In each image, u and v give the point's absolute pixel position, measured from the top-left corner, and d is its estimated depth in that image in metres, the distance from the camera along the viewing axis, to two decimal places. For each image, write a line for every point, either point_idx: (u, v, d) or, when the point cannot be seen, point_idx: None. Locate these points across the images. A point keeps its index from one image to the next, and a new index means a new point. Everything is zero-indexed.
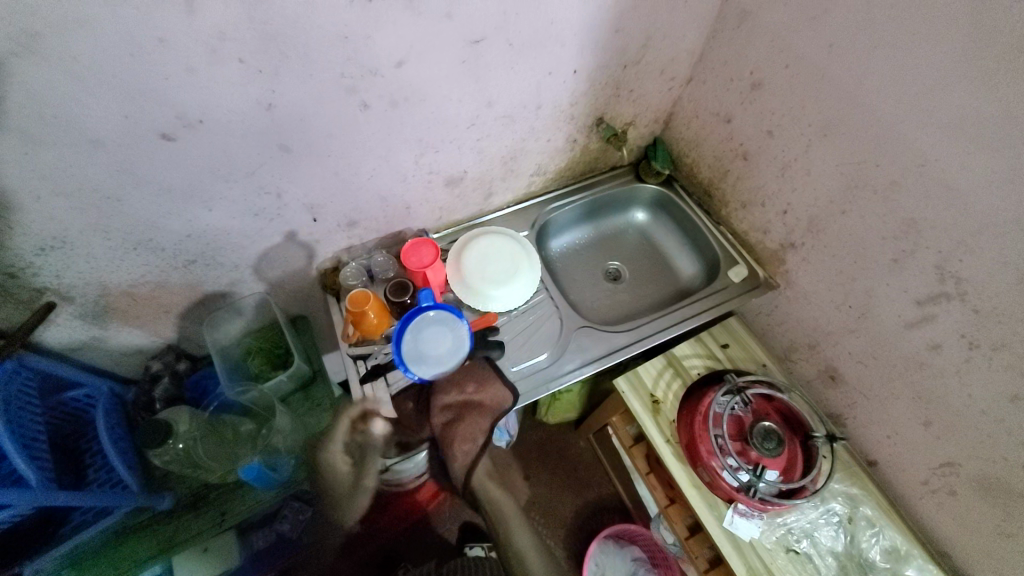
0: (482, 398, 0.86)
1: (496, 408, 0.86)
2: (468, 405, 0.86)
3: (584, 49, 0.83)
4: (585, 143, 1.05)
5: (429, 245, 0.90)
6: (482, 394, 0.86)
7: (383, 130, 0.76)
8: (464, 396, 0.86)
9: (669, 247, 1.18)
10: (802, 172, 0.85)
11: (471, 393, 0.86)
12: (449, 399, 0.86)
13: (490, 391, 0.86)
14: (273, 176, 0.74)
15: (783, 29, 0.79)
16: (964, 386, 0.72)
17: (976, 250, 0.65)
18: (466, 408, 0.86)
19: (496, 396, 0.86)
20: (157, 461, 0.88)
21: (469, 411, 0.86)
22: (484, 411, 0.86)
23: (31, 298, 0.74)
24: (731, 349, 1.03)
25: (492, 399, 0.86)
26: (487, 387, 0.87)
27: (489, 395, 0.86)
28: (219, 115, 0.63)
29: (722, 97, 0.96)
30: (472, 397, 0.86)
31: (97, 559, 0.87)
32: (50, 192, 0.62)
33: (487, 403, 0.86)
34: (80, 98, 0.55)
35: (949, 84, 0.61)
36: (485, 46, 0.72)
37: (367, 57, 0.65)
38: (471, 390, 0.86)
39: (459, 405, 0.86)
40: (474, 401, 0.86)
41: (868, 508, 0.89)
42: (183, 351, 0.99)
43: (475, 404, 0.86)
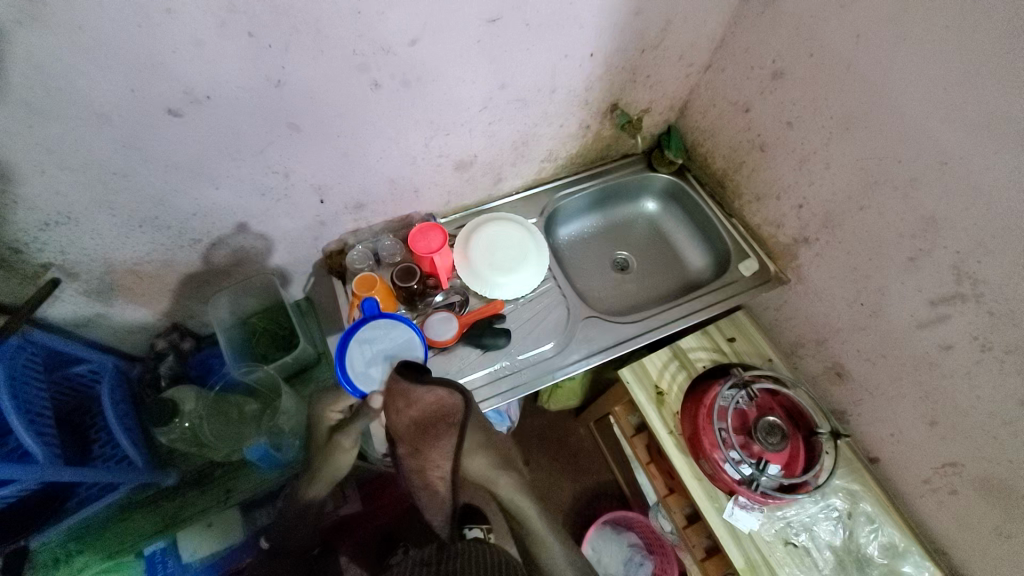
0: (427, 410, 0.74)
1: (450, 411, 0.74)
2: (419, 425, 0.73)
3: (601, 30, 0.80)
4: (597, 129, 1.03)
5: (438, 229, 0.89)
6: (423, 407, 0.74)
7: (394, 110, 0.74)
8: (410, 415, 0.73)
9: (679, 237, 1.17)
10: (820, 166, 0.83)
11: (410, 412, 0.73)
12: (397, 425, 0.74)
13: (429, 398, 0.74)
14: (282, 155, 0.73)
15: (809, 16, 0.76)
16: (973, 388, 0.71)
17: (996, 252, 0.63)
18: (422, 429, 0.74)
19: (437, 400, 0.74)
20: (164, 439, 0.92)
21: (422, 424, 0.74)
22: (442, 419, 0.74)
23: (36, 273, 0.73)
24: (737, 343, 1.02)
25: (438, 402, 0.74)
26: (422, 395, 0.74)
27: (434, 402, 0.74)
28: (227, 92, 0.61)
29: (742, 85, 0.93)
30: (417, 407, 0.74)
31: (101, 532, 0.90)
32: (55, 166, 0.61)
33: (435, 412, 0.74)
34: (86, 71, 0.53)
35: (979, 81, 0.59)
36: (501, 25, 0.70)
37: (379, 34, 0.63)
38: (413, 407, 0.74)
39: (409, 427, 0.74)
40: (423, 415, 0.74)
41: (867, 504, 0.90)
42: (188, 330, 0.99)
43: (427, 421, 0.74)
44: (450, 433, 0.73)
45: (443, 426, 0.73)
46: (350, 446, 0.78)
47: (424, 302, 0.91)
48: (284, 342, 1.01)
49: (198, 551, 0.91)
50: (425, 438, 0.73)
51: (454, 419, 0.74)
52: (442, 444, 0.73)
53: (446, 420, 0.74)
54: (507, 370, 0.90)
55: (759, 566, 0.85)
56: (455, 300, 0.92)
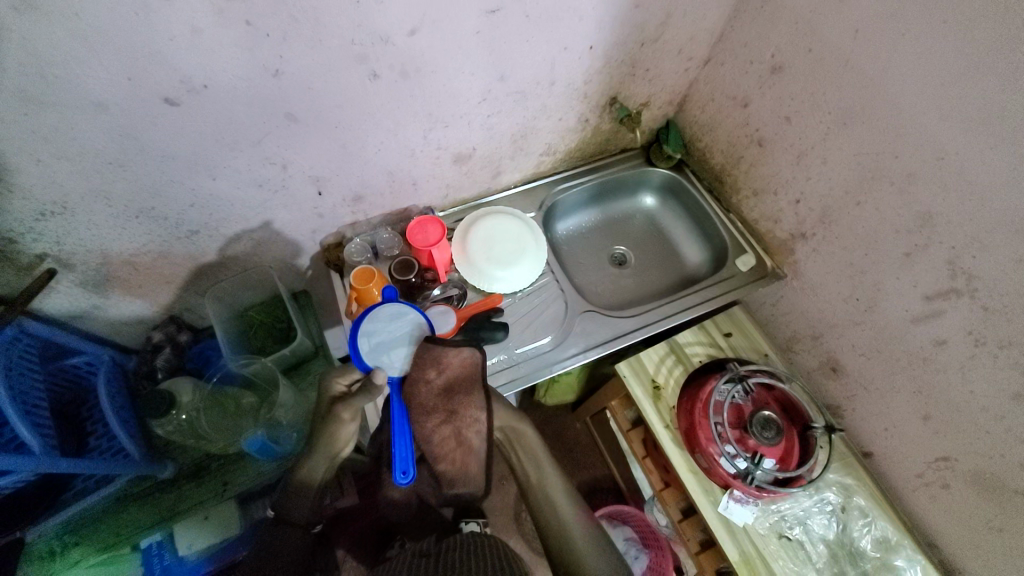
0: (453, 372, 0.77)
1: (475, 369, 0.78)
2: (449, 389, 0.76)
3: (601, 23, 0.80)
4: (596, 124, 1.03)
5: (436, 222, 0.89)
6: (451, 369, 0.76)
7: (392, 102, 0.74)
8: (439, 381, 0.75)
9: (676, 233, 1.17)
10: (818, 161, 0.84)
11: (440, 378, 0.75)
12: (426, 395, 0.74)
13: (457, 360, 0.77)
14: (279, 146, 0.72)
15: (808, 11, 0.76)
16: (967, 383, 0.72)
17: (990, 248, 0.64)
18: (451, 392, 0.76)
19: (463, 361, 0.78)
20: (160, 431, 0.90)
21: (451, 387, 0.76)
22: (469, 378, 0.78)
23: (32, 264, 0.73)
24: (733, 338, 1.03)
25: (464, 365, 0.78)
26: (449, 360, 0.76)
27: (460, 363, 0.77)
28: (225, 81, 0.61)
29: (740, 80, 0.93)
30: (446, 370, 0.76)
31: (96, 524, 0.90)
32: (50, 155, 0.60)
33: (463, 371, 0.77)
34: (83, 59, 0.53)
35: (977, 76, 0.59)
36: (501, 16, 0.70)
37: (378, 24, 0.63)
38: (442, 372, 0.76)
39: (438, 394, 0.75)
40: (452, 378, 0.76)
41: (860, 498, 0.91)
42: (184, 322, 0.98)
43: (454, 382, 0.76)
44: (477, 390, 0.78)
45: (469, 385, 0.77)
46: (348, 419, 0.75)
47: (422, 296, 0.90)
48: (280, 334, 1.01)
49: (193, 545, 0.90)
50: (455, 399, 0.76)
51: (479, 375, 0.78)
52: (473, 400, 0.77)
53: (472, 380, 0.78)
54: (504, 364, 0.90)
55: (753, 559, 0.86)
56: (453, 293, 0.91)
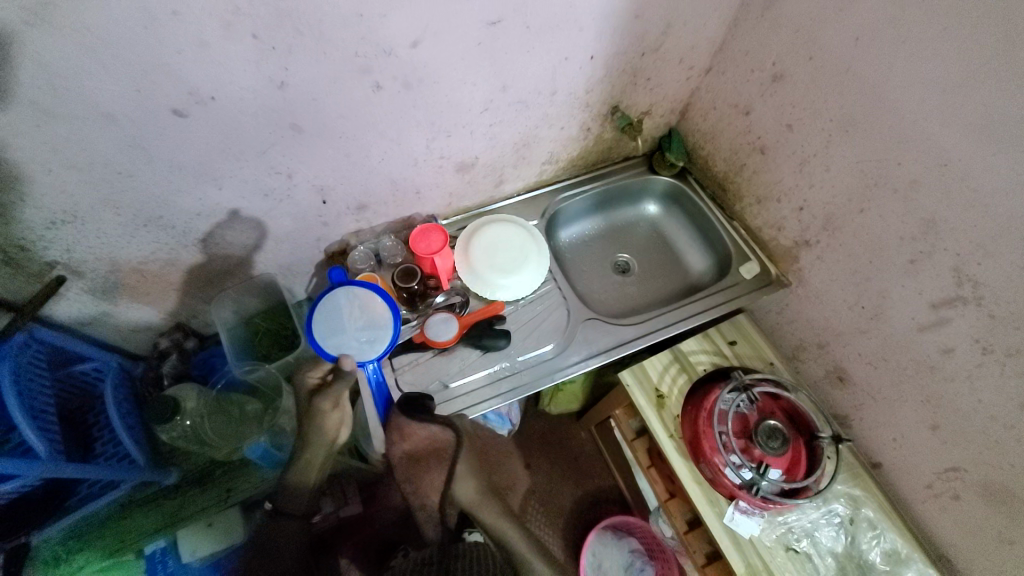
0: (421, 442, 0.82)
1: (442, 445, 0.81)
2: (415, 455, 0.82)
3: (601, 34, 0.81)
4: (598, 132, 1.04)
5: (439, 231, 0.90)
6: (417, 440, 0.82)
7: (395, 112, 0.75)
8: (404, 446, 0.82)
9: (680, 240, 1.17)
10: (820, 169, 0.84)
11: (403, 444, 0.82)
12: (395, 454, 0.83)
13: (423, 432, 0.82)
14: (284, 156, 0.73)
15: (809, 19, 0.77)
16: (976, 392, 0.70)
17: (996, 255, 0.63)
18: (416, 459, 0.82)
19: (432, 437, 0.82)
20: (165, 437, 0.92)
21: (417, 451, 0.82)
22: (432, 450, 0.82)
23: (42, 271, 0.74)
24: (738, 346, 1.02)
25: (431, 438, 0.82)
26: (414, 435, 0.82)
27: (426, 436, 0.82)
28: (231, 92, 0.62)
29: (741, 89, 0.94)
30: (414, 438, 0.82)
31: (101, 529, 0.90)
32: (61, 165, 0.62)
33: (428, 444, 0.82)
34: (94, 71, 0.54)
35: (978, 82, 0.59)
36: (501, 28, 0.71)
37: (381, 36, 0.64)
38: (410, 436, 0.82)
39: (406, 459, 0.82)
40: (416, 446, 0.82)
41: (869, 510, 0.89)
42: (191, 329, 0.99)
43: (420, 447, 0.82)
44: (441, 462, 0.81)
45: (434, 460, 0.82)
46: (328, 409, 0.81)
47: (425, 303, 0.91)
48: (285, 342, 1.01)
49: (197, 551, 0.92)
50: (418, 467, 0.81)
51: (444, 453, 0.81)
52: (433, 474, 0.81)
53: (438, 453, 0.81)
54: (506, 372, 0.90)
55: (759, 571, 0.84)
56: (455, 301, 0.92)
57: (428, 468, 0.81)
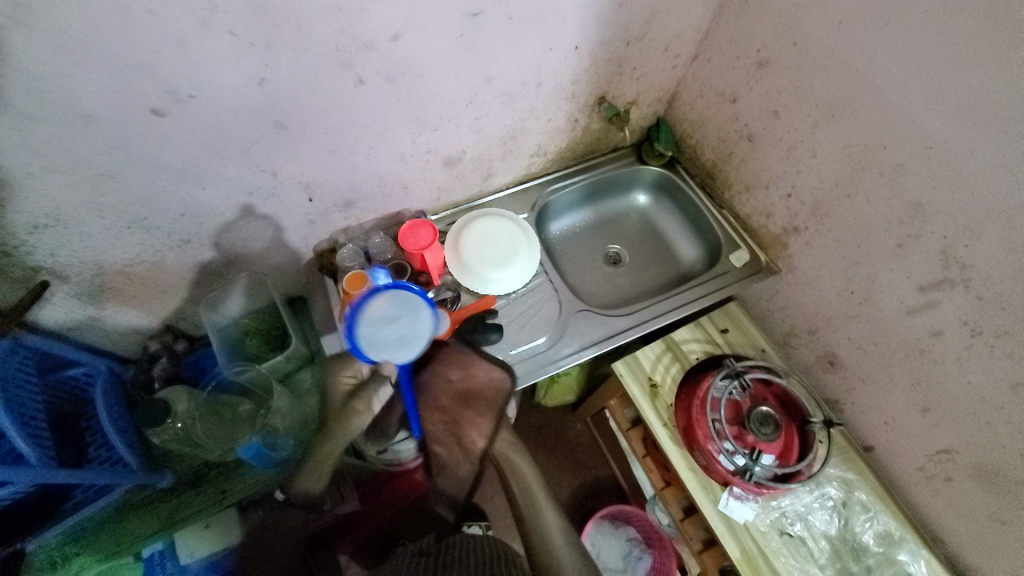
0: (480, 387, 0.90)
1: (496, 394, 0.90)
2: (465, 394, 0.91)
3: (585, 24, 0.80)
4: (586, 123, 1.03)
5: (428, 226, 0.89)
6: (473, 380, 0.90)
7: (378, 106, 0.74)
8: (458, 386, 0.91)
9: (671, 229, 1.17)
10: (807, 154, 0.83)
11: (462, 381, 0.91)
12: (444, 393, 0.91)
13: (483, 376, 0.90)
14: (268, 154, 0.73)
15: (793, 4, 0.76)
16: (964, 373, 0.71)
17: (983, 236, 0.63)
18: (466, 398, 0.91)
19: (491, 381, 0.90)
20: (158, 440, 0.91)
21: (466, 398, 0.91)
22: (484, 399, 0.90)
23: (26, 276, 0.73)
24: (730, 334, 1.02)
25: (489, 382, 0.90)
26: (478, 372, 0.90)
27: (486, 379, 0.90)
28: (211, 91, 0.61)
29: (728, 76, 0.93)
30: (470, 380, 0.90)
31: (98, 533, 0.90)
32: (40, 168, 0.61)
33: (482, 390, 0.90)
34: (69, 71, 0.53)
35: (962, 64, 0.59)
36: (483, 19, 0.70)
37: (361, 30, 0.63)
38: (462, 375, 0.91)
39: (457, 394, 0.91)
40: (470, 388, 0.91)
41: (862, 493, 0.90)
42: (181, 331, 0.99)
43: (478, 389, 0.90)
44: (488, 412, 0.90)
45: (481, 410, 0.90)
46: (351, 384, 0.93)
47: None
48: (277, 341, 1.00)
49: (196, 552, 0.92)
50: (466, 410, 0.91)
51: (496, 402, 0.89)
52: (479, 421, 0.90)
53: (490, 402, 0.90)
54: (499, 365, 0.90)
55: (754, 556, 0.85)
56: (446, 296, 0.90)
57: (478, 416, 0.90)
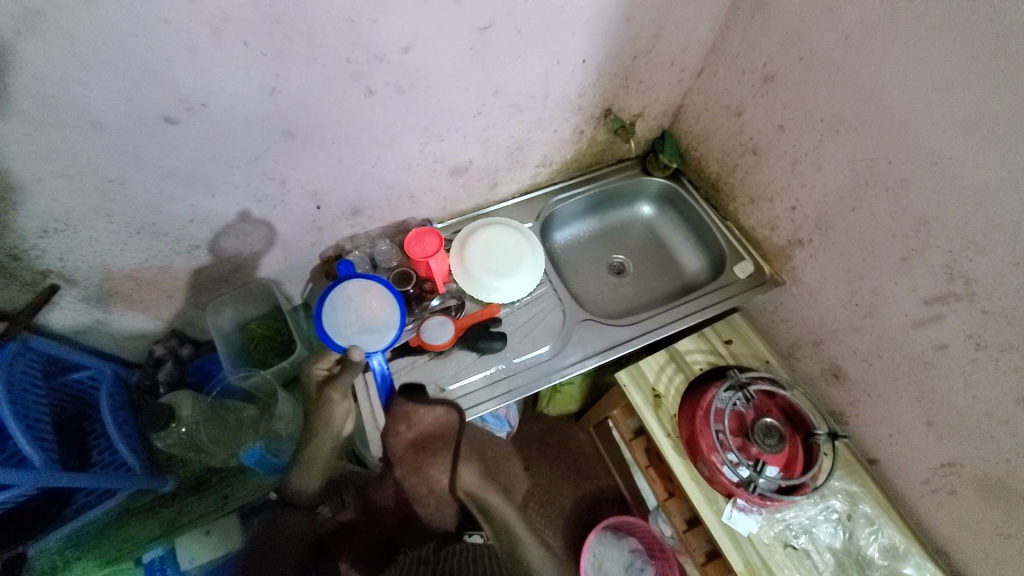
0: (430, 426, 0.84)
1: (448, 430, 0.84)
2: (419, 444, 0.84)
3: (592, 37, 0.81)
4: (592, 134, 1.04)
5: (434, 234, 0.90)
6: (423, 426, 0.84)
7: (387, 116, 0.75)
8: (410, 434, 0.84)
9: (674, 240, 1.17)
10: (812, 168, 0.84)
11: (410, 432, 0.83)
12: (398, 449, 0.83)
13: (429, 418, 0.84)
14: (279, 162, 0.74)
15: (798, 21, 0.77)
16: (970, 387, 0.71)
17: (987, 251, 0.64)
18: (420, 448, 0.84)
19: (440, 418, 0.84)
20: (161, 445, 0.91)
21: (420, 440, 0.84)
22: (438, 439, 0.84)
23: (35, 280, 0.74)
24: (734, 345, 1.02)
25: (438, 421, 0.84)
26: (422, 417, 0.84)
27: (433, 422, 0.84)
28: (223, 100, 0.62)
29: (733, 90, 0.94)
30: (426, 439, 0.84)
31: (97, 538, 0.90)
32: (52, 173, 0.62)
33: (434, 431, 0.84)
34: (84, 79, 0.54)
35: (967, 80, 0.60)
36: (492, 33, 0.71)
37: (373, 42, 0.64)
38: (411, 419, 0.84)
39: (409, 446, 0.83)
40: (422, 434, 0.84)
41: (867, 506, 0.89)
42: (186, 336, 0.99)
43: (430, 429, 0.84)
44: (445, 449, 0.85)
45: (439, 446, 0.84)
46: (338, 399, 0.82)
47: (421, 306, 0.92)
48: (281, 346, 1.01)
49: (195, 560, 0.89)
50: (424, 455, 0.84)
51: (449, 438, 0.84)
52: (439, 461, 0.85)
53: (444, 439, 0.84)
54: (503, 373, 0.90)
55: (758, 569, 0.84)
56: (451, 304, 0.94)
57: (435, 457, 0.84)
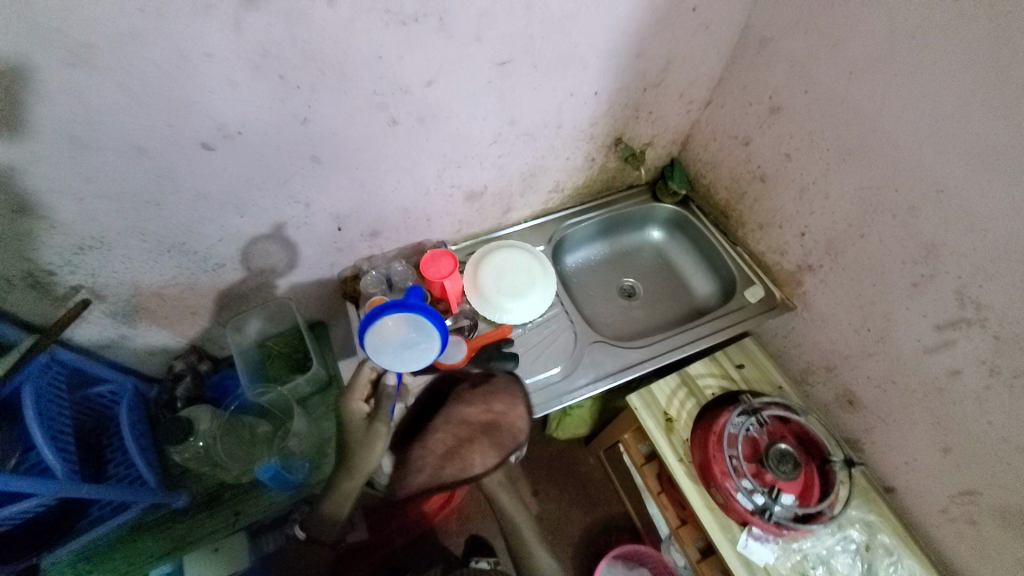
0: (506, 421, 0.92)
1: (511, 434, 0.93)
2: (490, 424, 0.93)
3: (605, 71, 0.85)
4: (603, 162, 1.07)
5: (448, 256, 0.93)
6: (504, 419, 0.92)
7: (409, 144, 0.79)
8: (488, 416, 0.93)
9: (684, 265, 1.19)
10: (820, 195, 0.86)
11: (496, 413, 0.92)
12: (473, 415, 0.93)
13: (512, 417, 0.92)
14: (305, 186, 0.77)
15: (802, 56, 0.81)
16: (985, 414, 0.70)
17: (996, 277, 0.64)
18: (488, 428, 0.94)
19: (515, 422, 0.92)
20: (178, 458, 0.93)
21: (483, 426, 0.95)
22: (499, 439, 0.94)
23: (67, 294, 0.77)
24: (745, 369, 1.03)
25: (512, 426, 0.92)
26: (507, 412, 0.92)
27: (508, 420, 0.92)
28: (257, 128, 0.66)
29: (740, 120, 0.97)
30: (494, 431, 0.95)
31: (109, 554, 0.88)
32: (93, 194, 0.66)
33: (506, 429, 0.93)
34: (130, 107, 0.58)
35: (969, 112, 0.62)
36: (510, 67, 0.75)
37: (399, 75, 0.68)
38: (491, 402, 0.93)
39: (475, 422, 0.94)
40: (495, 422, 0.93)
41: (885, 537, 0.87)
42: (205, 352, 1.01)
43: (501, 427, 0.94)
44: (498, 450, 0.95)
45: (493, 440, 0.95)
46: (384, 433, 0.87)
47: None
48: (296, 363, 1.03)
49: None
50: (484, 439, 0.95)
51: (507, 441, 0.94)
52: (489, 453, 0.95)
53: (500, 442, 0.94)
54: (516, 394, 0.91)
55: None
56: (465, 324, 0.93)
57: (489, 446, 0.95)
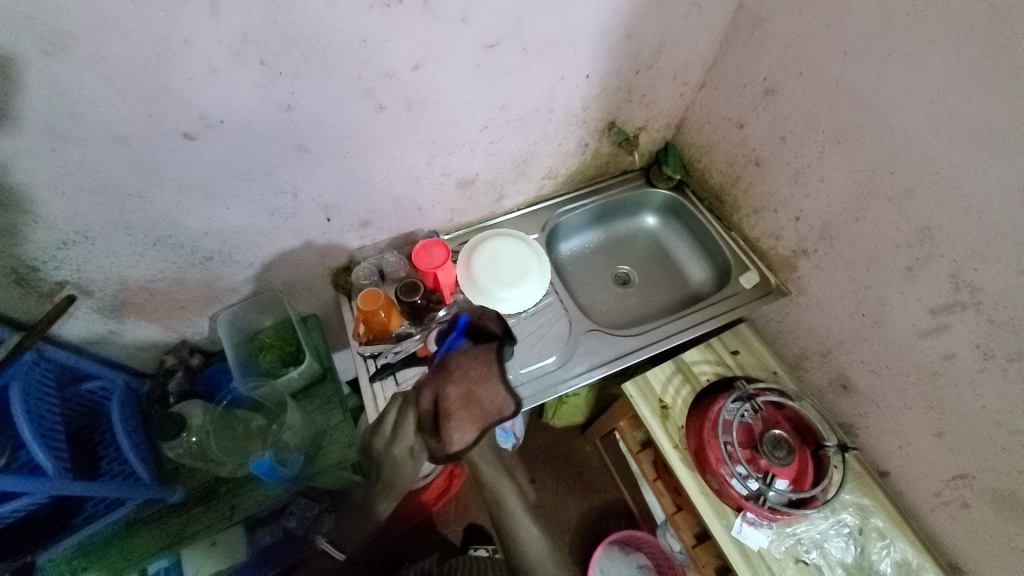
0: (486, 393, 0.78)
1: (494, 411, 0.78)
2: (468, 398, 0.78)
3: (596, 53, 0.83)
4: (596, 147, 1.06)
5: (440, 245, 0.91)
6: (483, 392, 0.78)
7: (397, 131, 0.77)
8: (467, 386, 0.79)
9: (679, 251, 1.18)
10: (815, 178, 0.85)
11: (472, 383, 0.79)
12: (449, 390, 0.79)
13: (490, 394, 0.78)
14: (291, 176, 0.75)
15: (798, 36, 0.79)
16: (978, 398, 0.71)
17: (992, 260, 0.64)
18: (466, 402, 0.78)
19: (497, 399, 0.78)
20: (170, 454, 0.90)
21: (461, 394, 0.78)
22: (482, 411, 0.77)
23: (52, 291, 0.76)
24: (741, 356, 1.02)
25: (494, 402, 0.78)
26: (485, 386, 0.79)
27: (488, 397, 0.78)
28: (239, 116, 0.64)
29: (735, 103, 0.96)
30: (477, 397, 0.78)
31: (106, 547, 0.90)
32: (74, 187, 0.64)
33: (486, 403, 0.78)
34: (107, 97, 0.56)
35: (966, 92, 0.60)
36: (499, 50, 0.73)
37: (384, 61, 0.66)
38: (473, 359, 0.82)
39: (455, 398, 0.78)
40: (474, 393, 0.78)
41: (878, 519, 0.88)
42: (196, 346, 1.00)
43: (481, 395, 0.78)
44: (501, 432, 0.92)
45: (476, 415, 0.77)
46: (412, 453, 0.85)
47: (429, 316, 0.92)
48: (290, 357, 1.02)
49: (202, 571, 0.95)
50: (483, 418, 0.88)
51: (491, 418, 0.77)
52: (468, 427, 0.77)
53: (484, 417, 0.77)
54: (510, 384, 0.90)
55: None
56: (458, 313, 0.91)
57: (469, 420, 0.77)
